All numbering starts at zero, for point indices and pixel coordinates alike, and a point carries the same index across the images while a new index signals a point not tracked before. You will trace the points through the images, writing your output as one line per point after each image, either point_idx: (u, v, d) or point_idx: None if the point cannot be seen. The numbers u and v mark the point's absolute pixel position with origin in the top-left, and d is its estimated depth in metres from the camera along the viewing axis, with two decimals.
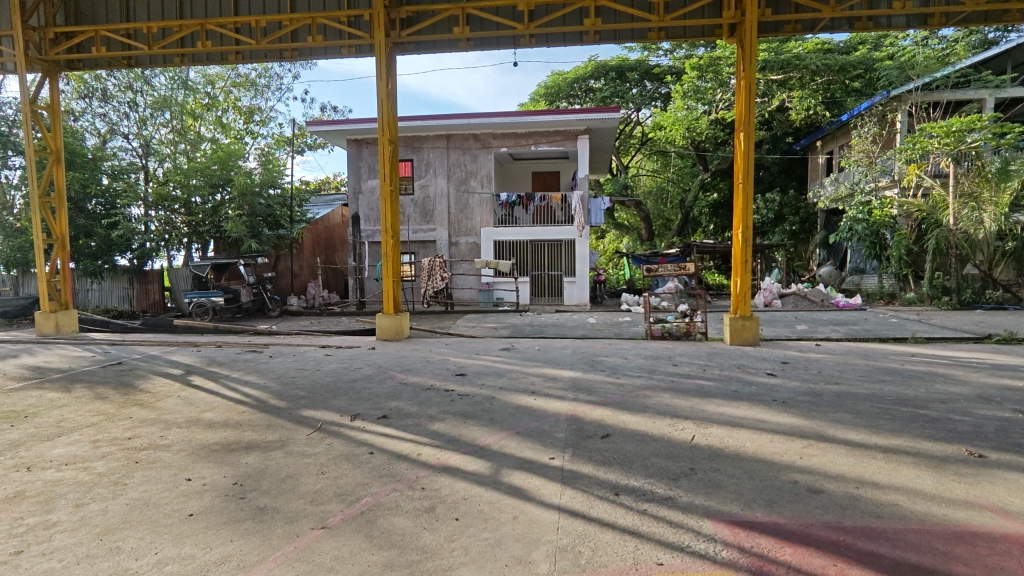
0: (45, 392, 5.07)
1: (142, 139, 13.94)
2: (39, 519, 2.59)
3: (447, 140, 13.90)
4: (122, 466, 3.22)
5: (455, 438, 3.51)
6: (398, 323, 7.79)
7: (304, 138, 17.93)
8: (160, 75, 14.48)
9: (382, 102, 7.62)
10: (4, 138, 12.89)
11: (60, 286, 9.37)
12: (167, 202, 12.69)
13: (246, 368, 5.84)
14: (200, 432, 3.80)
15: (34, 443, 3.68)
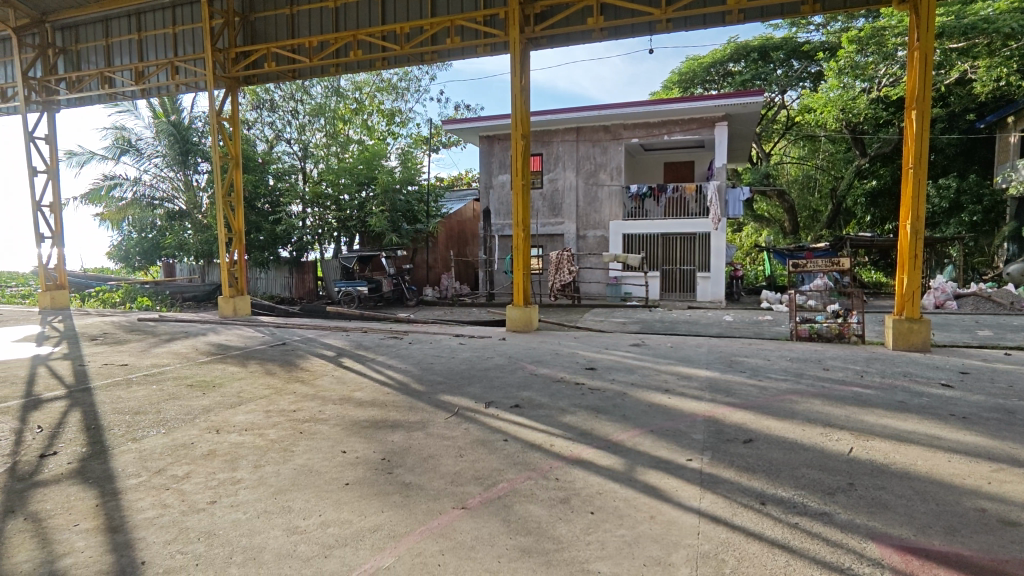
0: (227, 366, 5.84)
1: (301, 143, 15.50)
2: (227, 475, 3.00)
3: (576, 134, 13.88)
4: (289, 434, 3.62)
5: (588, 432, 3.50)
6: (528, 315, 7.94)
7: (440, 137, 18.87)
8: (316, 84, 16.04)
9: (516, 97, 7.77)
10: (196, 147, 15.01)
11: (238, 275, 10.77)
12: (322, 199, 14.03)
13: (390, 353, 6.29)
14: (352, 409, 4.16)
15: (221, 409, 4.26)
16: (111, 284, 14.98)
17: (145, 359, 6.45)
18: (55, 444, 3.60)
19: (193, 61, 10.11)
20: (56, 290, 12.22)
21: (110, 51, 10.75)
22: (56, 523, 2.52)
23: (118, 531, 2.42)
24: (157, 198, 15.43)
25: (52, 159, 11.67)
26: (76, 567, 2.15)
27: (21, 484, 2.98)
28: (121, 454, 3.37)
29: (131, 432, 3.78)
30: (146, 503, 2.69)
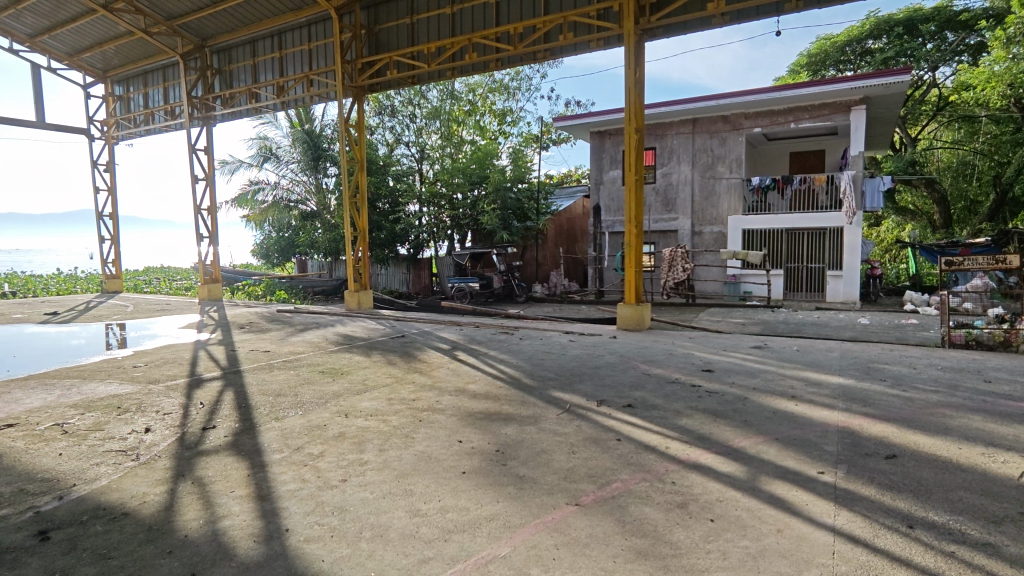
0: (354, 356, 6.28)
1: (419, 145, 16.22)
2: (356, 456, 3.23)
3: (693, 125, 13.31)
4: (410, 422, 3.83)
5: (706, 436, 3.36)
6: (640, 314, 7.76)
7: (550, 134, 18.95)
8: (433, 88, 16.77)
9: (630, 90, 7.61)
10: (326, 152, 16.30)
11: (361, 270, 11.55)
12: (437, 198, 14.63)
13: (502, 348, 6.44)
14: (467, 401, 4.31)
15: (349, 395, 4.60)
16: (255, 278, 16.66)
17: (284, 346, 7.12)
18: (214, 419, 4.09)
19: (325, 73, 10.94)
20: (212, 283, 13.84)
21: (256, 68, 11.97)
22: (217, 488, 2.86)
23: (266, 500, 2.69)
24: (293, 200, 16.94)
25: (209, 167, 13.23)
26: (233, 529, 2.42)
27: (188, 452, 3.41)
28: (267, 431, 3.75)
29: (274, 412, 4.20)
30: (288, 476, 2.97)
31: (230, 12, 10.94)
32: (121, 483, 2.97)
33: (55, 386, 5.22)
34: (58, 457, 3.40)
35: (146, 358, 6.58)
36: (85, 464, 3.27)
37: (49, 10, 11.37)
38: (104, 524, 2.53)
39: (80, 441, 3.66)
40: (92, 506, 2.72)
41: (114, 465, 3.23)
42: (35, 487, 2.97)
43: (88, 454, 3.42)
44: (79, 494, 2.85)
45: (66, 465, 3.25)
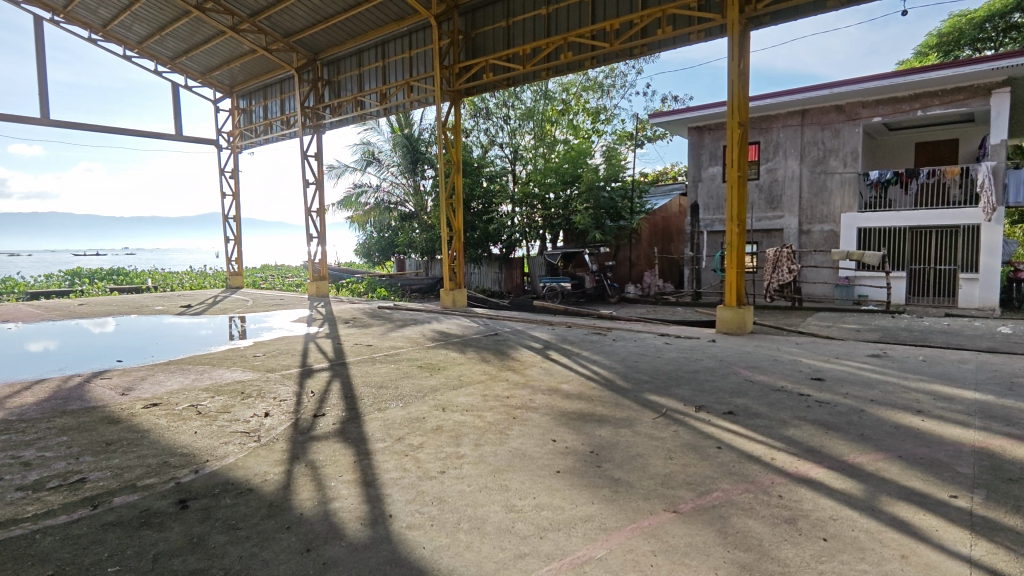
0: (450, 352, 6.49)
1: (512, 146, 16.43)
2: (454, 449, 3.33)
3: (802, 117, 12.47)
4: (504, 419, 3.89)
5: (817, 449, 3.14)
6: (741, 317, 7.40)
7: (645, 131, 18.52)
8: (527, 90, 16.95)
9: (733, 82, 7.26)
10: (424, 155, 16.96)
11: (456, 269, 11.88)
12: (530, 198, 14.76)
13: (595, 348, 6.38)
14: (561, 401, 4.31)
15: (446, 390, 4.76)
16: (357, 277, 17.63)
17: (384, 341, 7.49)
18: (323, 407, 4.38)
19: (424, 79, 11.37)
20: (320, 280, 14.84)
21: (362, 78, 12.66)
22: (327, 472, 3.07)
23: (371, 486, 2.85)
24: (392, 202, 17.76)
25: (319, 172, 14.20)
26: (342, 511, 2.59)
27: (302, 436, 3.69)
28: (371, 420, 3.97)
29: (377, 403, 4.43)
30: (390, 465, 3.13)
31: (339, 26, 11.69)
32: (246, 461, 3.27)
33: (190, 371, 5.83)
34: (194, 434, 3.79)
35: (265, 348, 7.16)
36: (216, 442, 3.63)
37: (186, 34, 12.73)
38: (233, 497, 2.80)
39: (211, 422, 4.07)
40: (222, 480, 3.01)
41: (239, 445, 3.56)
42: (175, 460, 3.34)
43: (217, 433, 3.79)
44: (212, 469, 3.17)
45: (200, 442, 3.63)
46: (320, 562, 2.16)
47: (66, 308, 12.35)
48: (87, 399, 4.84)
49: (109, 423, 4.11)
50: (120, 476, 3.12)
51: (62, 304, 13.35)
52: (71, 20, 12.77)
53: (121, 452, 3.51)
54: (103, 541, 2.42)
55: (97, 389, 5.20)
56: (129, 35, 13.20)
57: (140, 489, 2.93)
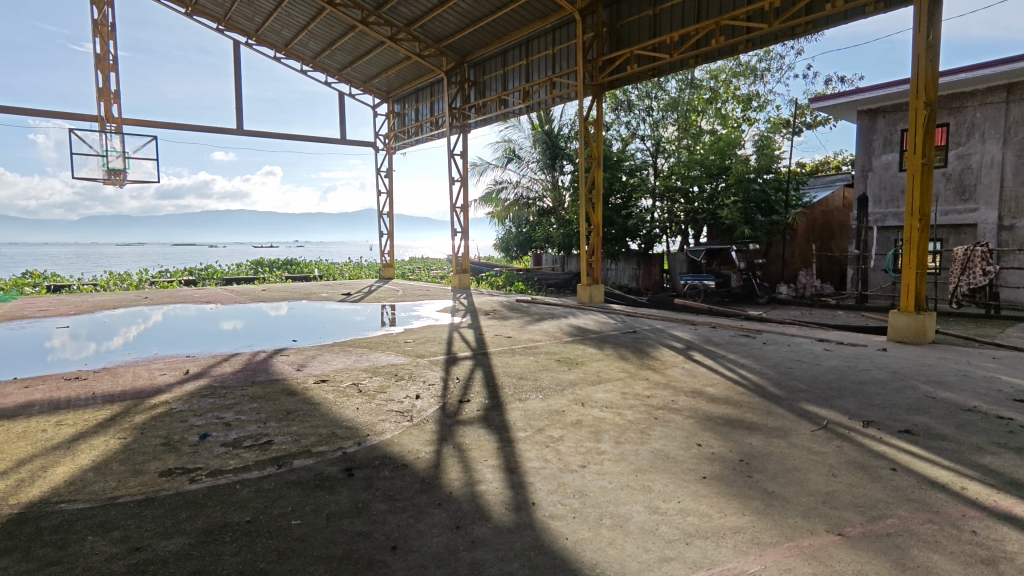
0: (587, 348, 6.49)
1: (654, 139, 15.99)
2: (593, 444, 3.33)
3: (1006, 93, 10.63)
4: (645, 418, 3.81)
5: (1022, 483, 2.68)
6: (919, 324, 6.52)
7: (804, 117, 16.97)
8: (672, 79, 16.38)
9: (919, 57, 6.38)
10: (563, 151, 17.12)
11: (594, 264, 11.83)
12: (672, 191, 14.23)
13: (742, 351, 6.00)
14: (705, 404, 4.12)
15: (584, 385, 4.77)
16: (496, 270, 18.24)
17: (523, 333, 7.70)
18: (468, 393, 4.61)
19: (567, 75, 11.40)
20: (462, 273, 15.61)
21: (506, 77, 13.02)
22: (473, 455, 3.22)
23: (514, 472, 2.95)
24: (532, 197, 18.12)
25: (464, 169, 14.92)
26: (488, 494, 2.71)
27: (449, 420, 3.92)
28: (512, 410, 4.10)
29: (517, 393, 4.56)
30: (532, 454, 3.21)
31: (486, 29, 12.18)
32: (401, 438, 3.55)
33: (352, 352, 6.46)
34: (357, 410, 4.21)
35: (415, 335, 7.71)
36: (375, 419, 3.98)
37: (351, 47, 14.04)
38: (391, 470, 3.06)
39: (370, 400, 4.47)
40: (382, 454, 3.30)
41: (395, 423, 3.87)
42: (342, 431, 3.72)
43: (376, 411, 4.16)
44: (372, 442, 3.49)
45: (362, 417, 4.00)
46: (468, 540, 2.29)
47: (252, 292, 14.25)
48: (271, 373, 5.56)
49: (288, 395, 4.69)
50: (298, 441, 3.55)
51: (250, 289, 15.44)
52: (261, 43, 14.72)
53: (298, 421, 3.99)
54: (288, 497, 2.77)
55: (279, 364, 5.97)
56: (306, 52, 14.87)
57: (315, 455, 3.31)
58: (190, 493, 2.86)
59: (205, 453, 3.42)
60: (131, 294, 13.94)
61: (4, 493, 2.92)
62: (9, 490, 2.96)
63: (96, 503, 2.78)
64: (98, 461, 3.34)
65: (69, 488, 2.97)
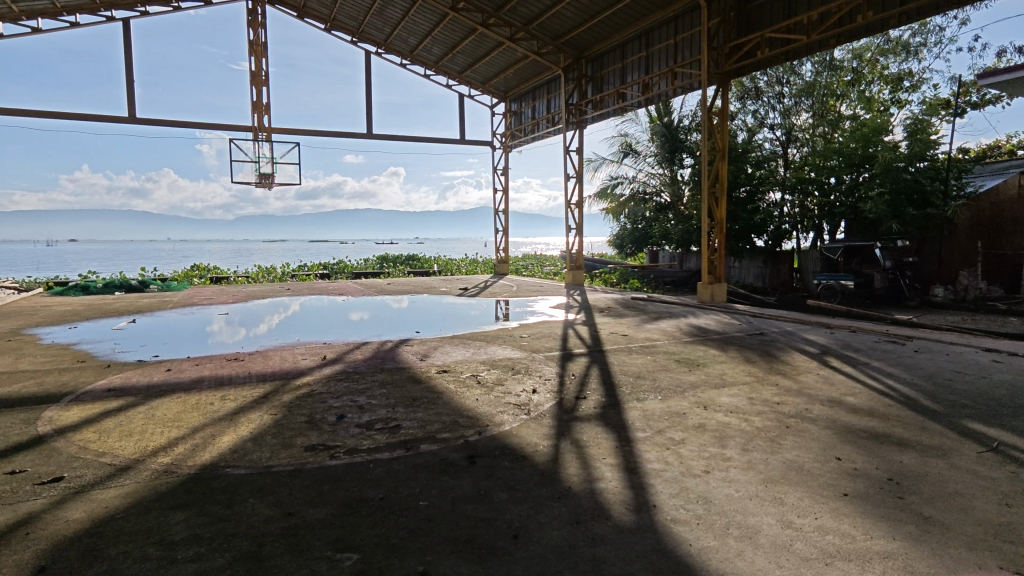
0: (709, 349, 6.20)
1: (785, 127, 14.96)
2: (718, 450, 3.19)
3: None
4: (775, 426, 3.57)
5: None
6: None
7: (968, 96, 14.91)
8: (807, 62, 15.08)
9: None
10: (683, 144, 16.62)
11: (717, 262, 11.24)
12: (804, 184, 13.27)
13: (888, 359, 5.42)
14: (845, 414, 3.79)
15: (707, 387, 4.57)
16: (610, 267, 17.99)
17: (640, 332, 7.52)
18: (584, 390, 4.61)
19: (690, 65, 10.93)
20: (576, 270, 15.56)
21: (624, 70, 12.74)
22: (591, 453, 3.22)
23: (634, 473, 2.90)
24: (649, 192, 17.63)
25: (580, 165, 14.85)
26: (607, 492, 2.69)
27: (566, 415, 3.94)
28: (630, 409, 4.03)
29: (635, 393, 4.47)
30: (652, 455, 3.13)
31: (605, 22, 11.99)
32: (520, 430, 3.63)
33: (471, 345, 6.71)
34: (477, 400, 4.36)
35: (530, 330, 7.82)
36: (494, 410, 4.10)
37: (471, 50, 14.51)
38: (511, 461, 3.14)
39: (489, 391, 4.62)
40: (502, 444, 3.39)
41: (513, 415, 3.96)
42: (464, 420, 3.88)
43: (495, 403, 4.29)
44: (492, 433, 3.60)
45: (482, 408, 4.15)
46: (588, 536, 2.29)
47: (379, 286, 15.24)
48: (398, 361, 5.93)
49: (414, 382, 4.98)
50: (424, 427, 3.76)
51: (377, 283, 16.52)
52: (390, 51, 15.69)
53: (423, 408, 4.22)
54: (417, 479, 2.94)
55: (404, 353, 6.34)
56: (429, 57, 15.62)
57: (440, 441, 3.48)
58: (331, 468, 3.14)
59: (342, 432, 3.73)
60: (276, 286, 15.49)
61: (183, 455, 3.39)
62: (187, 453, 3.44)
63: (256, 470, 3.14)
64: (255, 433, 3.76)
65: (232, 455, 3.38)
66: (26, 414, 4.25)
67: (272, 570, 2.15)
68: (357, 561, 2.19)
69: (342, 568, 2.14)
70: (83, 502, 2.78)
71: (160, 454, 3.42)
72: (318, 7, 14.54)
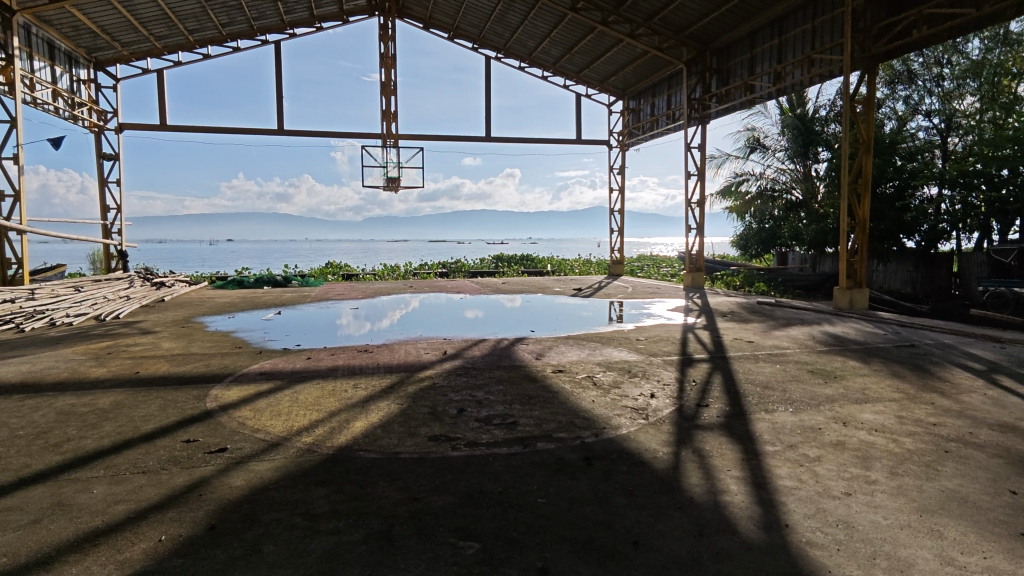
0: (849, 360, 5.67)
1: (944, 113, 13.37)
2: (861, 471, 2.91)
3: None
4: (931, 450, 3.18)
5: None
6: None
7: None
8: (975, 38, 13.34)
9: None
10: (818, 136, 15.33)
11: (857, 265, 10.16)
12: (968, 177, 11.70)
13: None
14: (1021, 442, 3.28)
15: (846, 402, 4.18)
16: (732, 270, 17.01)
17: (767, 339, 7.05)
18: (706, 397, 4.40)
19: (830, 50, 10.06)
20: (696, 272, 14.82)
21: (753, 60, 12.01)
22: (715, 463, 3.07)
23: (763, 488, 2.73)
24: (778, 189, 16.50)
25: (702, 162, 14.15)
26: (734, 506, 2.55)
27: (687, 423, 3.79)
28: (758, 420, 3.79)
29: (763, 403, 4.20)
30: (783, 472, 2.93)
31: (732, 11, 11.39)
32: (638, 435, 3.56)
33: (586, 346, 6.68)
34: (593, 402, 4.33)
35: (646, 333, 7.63)
36: (611, 413, 4.05)
37: (589, 48, 14.42)
38: (629, 465, 3.08)
39: (606, 393, 4.58)
40: (619, 448, 3.35)
41: (631, 419, 3.90)
42: (580, 421, 3.88)
43: (611, 405, 4.23)
44: (610, 436, 3.56)
45: (598, 410, 4.11)
46: (713, 551, 2.19)
47: (495, 285, 15.65)
48: (514, 359, 6.06)
49: (531, 381, 5.05)
50: (541, 425, 3.80)
51: (493, 282, 16.97)
52: (510, 55, 16.08)
53: (539, 406, 4.27)
54: (534, 476, 2.99)
55: (520, 351, 6.47)
56: (547, 58, 15.77)
57: (557, 440, 3.50)
58: (452, 458, 3.28)
59: (463, 425, 3.88)
60: (400, 283, 16.45)
61: (323, 436, 3.71)
62: (326, 434, 3.76)
63: (385, 455, 3.36)
64: (384, 420, 4.03)
65: (365, 440, 3.65)
66: (197, 391, 4.90)
67: (402, 550, 2.29)
68: (478, 550, 2.27)
69: (465, 556, 2.23)
70: (242, 471, 3.15)
71: (303, 434, 3.77)
72: (443, 17, 15.24)
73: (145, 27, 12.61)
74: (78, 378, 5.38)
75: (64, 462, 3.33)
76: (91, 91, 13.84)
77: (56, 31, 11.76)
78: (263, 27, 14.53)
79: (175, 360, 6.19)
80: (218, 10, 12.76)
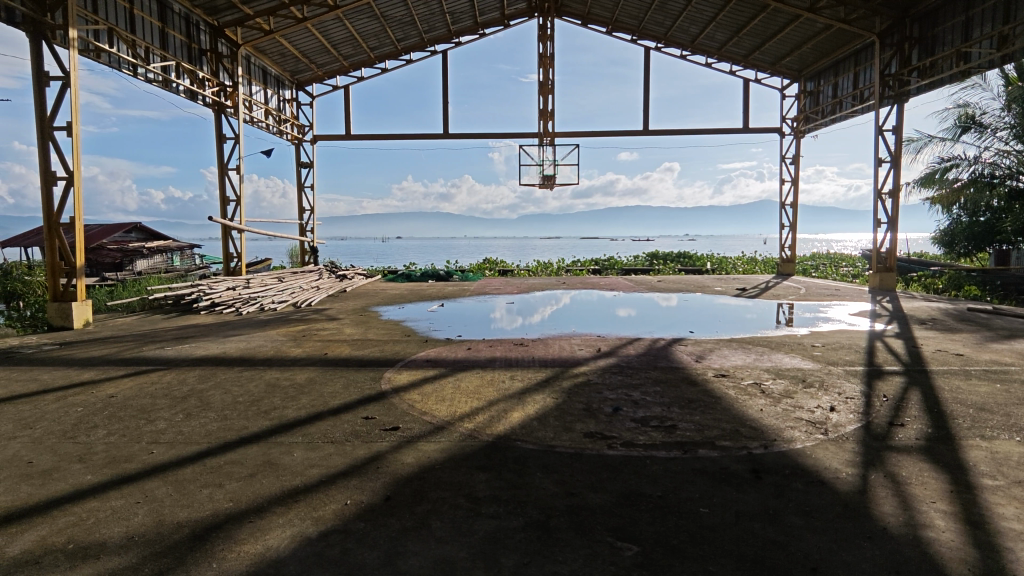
0: None
1: None
2: None
3: None
4: None
5: None
6: None
7: None
8: None
9: None
10: None
11: None
12: None
13: None
14: None
15: None
16: (933, 270, 14.67)
17: (984, 352, 5.94)
18: (901, 416, 3.83)
19: None
20: (886, 271, 12.95)
21: (967, 24, 10.23)
22: (913, 492, 2.66)
23: (979, 528, 2.30)
24: (997, 175, 13.17)
25: (897, 147, 12.34)
26: (940, 544, 2.19)
27: (877, 443, 3.34)
28: (971, 448, 3.22)
29: (977, 428, 3.55)
30: (1009, 512, 2.45)
31: None
32: (815, 451, 3.21)
33: (752, 350, 6.20)
34: (761, 411, 4.01)
35: (824, 339, 6.87)
36: (782, 424, 3.71)
37: (761, 28, 13.33)
38: (806, 484, 2.79)
39: (776, 403, 4.20)
40: (793, 463, 3.05)
41: (807, 433, 3.53)
42: (746, 430, 3.60)
43: (782, 416, 3.87)
44: (781, 449, 3.26)
45: (767, 420, 3.78)
46: None
47: (649, 283, 15.19)
48: (671, 360, 5.83)
49: (690, 384, 4.82)
50: (702, 432, 3.60)
51: (648, 279, 16.47)
52: (671, 43, 15.47)
53: (699, 411, 4.05)
54: (696, 483, 2.84)
55: (678, 353, 6.21)
56: (712, 43, 14.91)
57: (720, 448, 3.30)
58: (609, 457, 3.25)
59: (618, 424, 3.82)
60: (554, 279, 16.65)
61: (482, 424, 3.89)
62: (486, 422, 3.94)
63: (542, 447, 3.43)
64: (540, 413, 4.11)
65: (522, 431, 3.75)
66: (374, 373, 5.44)
67: (559, 543, 2.31)
68: (636, 553, 2.22)
69: (623, 557, 2.19)
70: (413, 450, 3.43)
71: (465, 420, 3.99)
72: (602, 11, 15.13)
73: (336, 48, 14.23)
74: (281, 355, 6.28)
75: (273, 426, 3.89)
76: (293, 108, 15.96)
77: (268, 58, 13.75)
78: (432, 38, 15.57)
79: (356, 345, 6.92)
80: (394, 26, 13.94)
